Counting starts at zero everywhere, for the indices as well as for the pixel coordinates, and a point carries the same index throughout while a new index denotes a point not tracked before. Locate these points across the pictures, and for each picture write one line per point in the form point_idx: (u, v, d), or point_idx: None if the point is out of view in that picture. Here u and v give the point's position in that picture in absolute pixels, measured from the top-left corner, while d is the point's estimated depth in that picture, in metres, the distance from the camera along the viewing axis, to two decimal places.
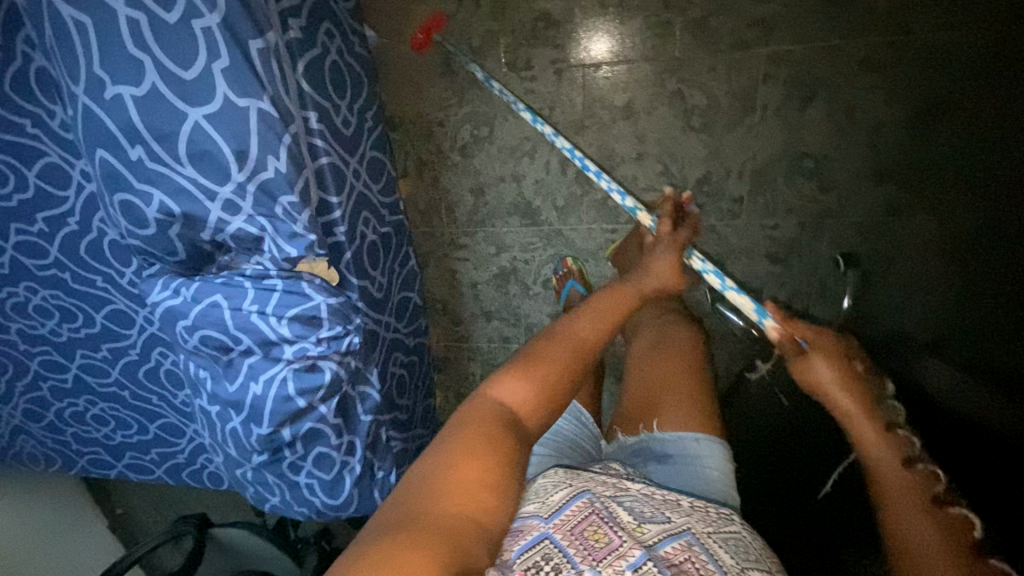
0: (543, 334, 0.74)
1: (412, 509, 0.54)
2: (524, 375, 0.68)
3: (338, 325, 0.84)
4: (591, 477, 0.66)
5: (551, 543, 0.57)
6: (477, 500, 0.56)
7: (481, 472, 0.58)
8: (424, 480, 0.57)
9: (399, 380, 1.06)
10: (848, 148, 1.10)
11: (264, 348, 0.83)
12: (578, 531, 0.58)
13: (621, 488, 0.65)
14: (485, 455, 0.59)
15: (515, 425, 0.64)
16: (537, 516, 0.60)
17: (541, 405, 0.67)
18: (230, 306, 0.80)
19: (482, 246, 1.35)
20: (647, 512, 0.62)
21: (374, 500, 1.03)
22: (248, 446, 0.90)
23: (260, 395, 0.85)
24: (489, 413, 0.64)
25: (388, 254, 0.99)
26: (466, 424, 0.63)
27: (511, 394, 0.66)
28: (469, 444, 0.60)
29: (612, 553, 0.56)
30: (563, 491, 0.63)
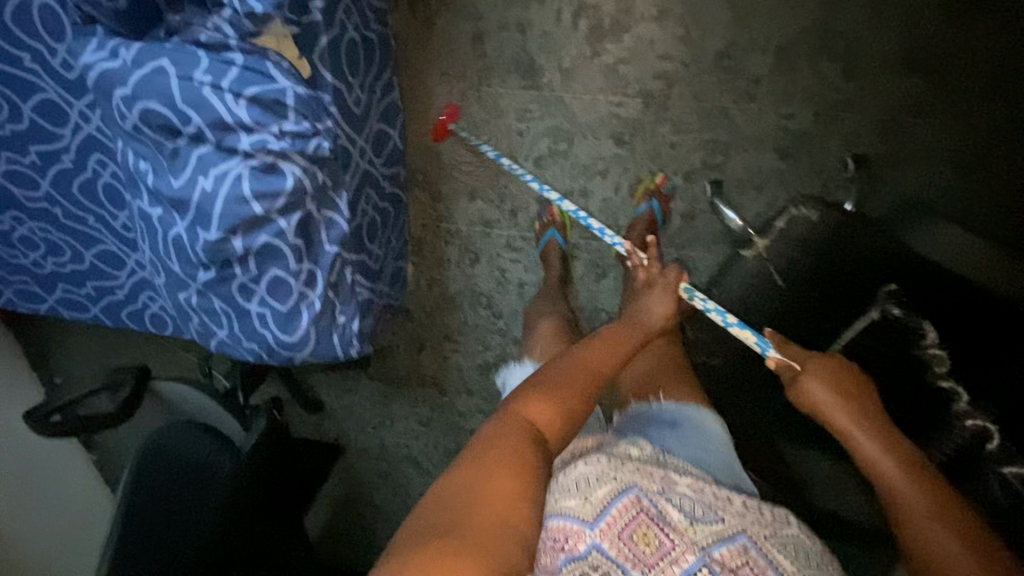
0: (570, 377, 0.77)
1: (445, 515, 0.56)
2: (547, 396, 0.73)
3: (306, 122, 0.74)
4: (636, 467, 0.72)
5: (600, 554, 0.66)
6: (511, 514, 0.58)
7: (509, 487, 0.60)
8: (453, 496, 0.58)
9: (371, 223, 0.97)
10: (882, 30, 1.04)
11: (216, 134, 0.71)
12: (628, 538, 0.67)
13: (668, 483, 0.72)
14: (518, 467, 0.62)
15: (541, 441, 0.68)
16: (580, 522, 0.68)
17: (562, 425, 0.72)
18: (177, 74, 0.68)
19: (476, 109, 1.22)
20: (697, 511, 0.70)
21: (333, 347, 0.94)
22: (193, 259, 0.80)
23: (209, 193, 0.74)
24: (522, 427, 0.68)
25: (371, 68, 0.88)
26: (503, 438, 0.65)
27: (536, 412, 0.71)
28: (502, 460, 0.62)
29: (664, 560, 0.66)
30: (608, 488, 0.70)
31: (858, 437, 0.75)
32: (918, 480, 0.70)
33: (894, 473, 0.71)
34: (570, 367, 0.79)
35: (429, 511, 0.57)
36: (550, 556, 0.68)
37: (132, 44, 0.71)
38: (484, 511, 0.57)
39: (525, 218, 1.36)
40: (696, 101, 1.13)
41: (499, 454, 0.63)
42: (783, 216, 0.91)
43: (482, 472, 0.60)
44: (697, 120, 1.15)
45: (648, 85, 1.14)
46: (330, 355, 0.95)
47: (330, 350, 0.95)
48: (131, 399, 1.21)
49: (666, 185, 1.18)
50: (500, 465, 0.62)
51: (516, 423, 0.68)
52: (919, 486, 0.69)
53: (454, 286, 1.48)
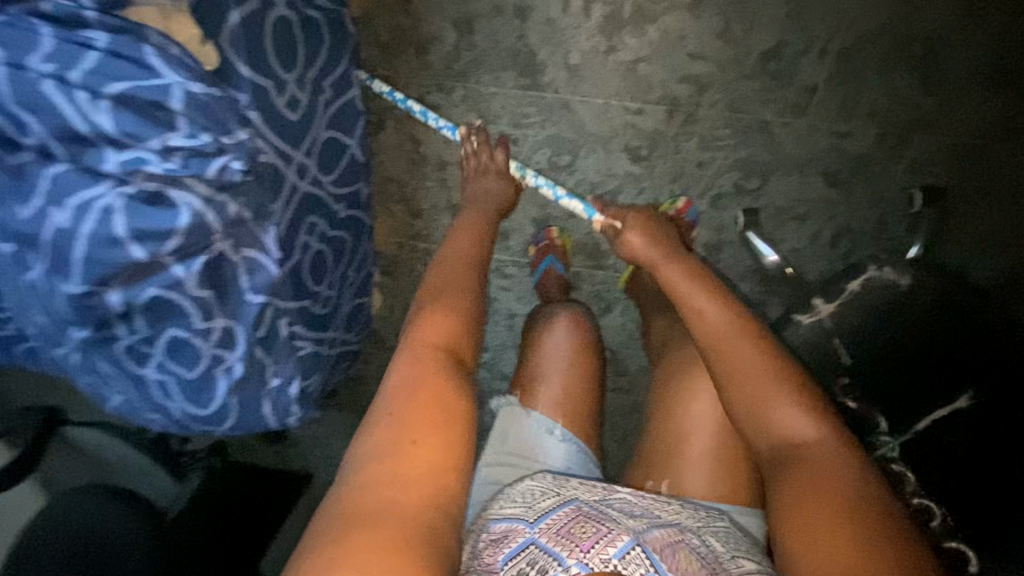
0: (460, 280, 0.70)
1: (365, 490, 0.49)
2: (449, 311, 0.65)
3: (206, 135, 0.52)
4: (581, 484, 0.62)
5: (537, 550, 0.52)
6: (440, 474, 0.51)
7: (434, 437, 0.53)
8: (367, 456, 0.51)
9: (318, 258, 0.75)
10: (972, 33, 0.82)
11: (72, 148, 0.49)
12: (563, 530, 0.53)
13: (610, 491, 0.61)
14: (437, 412, 0.55)
15: (456, 361, 0.61)
16: (520, 518, 0.56)
17: (466, 337, 0.64)
18: (5, 60, 0.46)
19: (461, 110, 1.00)
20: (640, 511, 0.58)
21: (262, 416, 0.73)
22: (58, 314, 0.58)
23: (68, 230, 0.52)
24: (434, 360, 0.59)
25: (314, 57, 0.66)
26: (417, 376, 0.57)
27: (436, 333, 0.62)
28: (419, 410, 0.54)
29: (600, 541, 0.52)
30: (553, 498, 0.58)
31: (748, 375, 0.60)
32: (807, 409, 0.57)
33: (769, 396, 0.58)
34: (448, 267, 0.72)
35: (350, 490, 0.49)
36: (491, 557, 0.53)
37: None
38: (403, 470, 0.50)
39: (517, 241, 1.15)
40: (731, 113, 0.92)
41: (417, 405, 0.55)
42: (862, 275, 0.69)
43: (398, 429, 0.52)
44: (731, 136, 0.93)
45: (674, 89, 0.92)
46: (260, 424, 0.74)
47: (258, 420, 0.74)
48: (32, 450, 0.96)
49: (688, 212, 0.96)
50: (429, 413, 0.54)
51: (422, 354, 0.60)
52: (811, 422, 0.57)
53: None
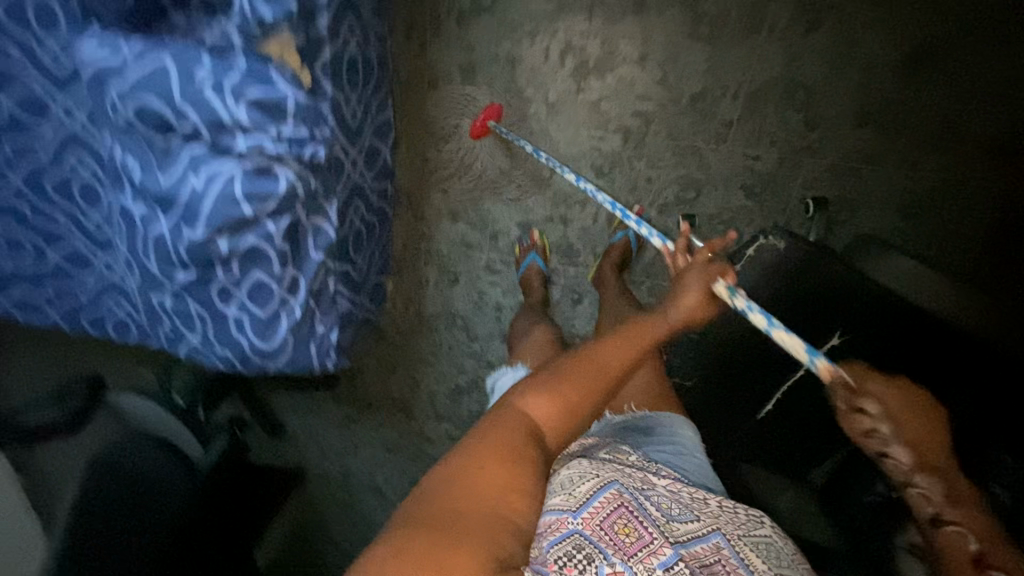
0: (583, 377, 0.68)
1: (443, 503, 0.56)
2: (555, 395, 0.67)
3: (304, 128, 0.75)
4: (615, 469, 0.74)
5: (582, 538, 0.64)
6: (504, 503, 0.58)
7: (503, 473, 0.59)
8: (450, 473, 0.59)
9: (357, 234, 0.97)
10: (841, 84, 1.12)
11: (213, 133, 0.72)
12: (609, 524, 0.65)
13: (646, 485, 0.73)
14: (508, 458, 0.60)
15: (538, 440, 0.64)
16: (564, 510, 0.67)
17: (561, 425, 0.66)
18: (179, 72, 0.69)
19: (462, 134, 1.27)
20: (674, 510, 0.70)
21: (308, 357, 0.92)
22: (174, 258, 0.79)
23: (199, 192, 0.73)
24: (516, 422, 0.64)
25: (368, 84, 0.90)
26: (498, 429, 0.63)
27: (535, 411, 0.66)
28: (491, 448, 0.61)
29: (643, 550, 0.64)
30: (591, 482, 0.70)
31: None
32: None
33: None
34: (577, 361, 0.70)
35: (428, 500, 0.57)
36: (541, 538, 0.65)
37: (124, 35, 0.70)
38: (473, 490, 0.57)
39: (506, 243, 1.38)
40: (672, 139, 1.21)
41: (488, 440, 0.62)
42: (754, 243, 0.96)
43: (472, 459, 0.60)
44: (672, 157, 1.22)
45: (629, 121, 1.21)
46: (304, 365, 0.93)
47: (304, 361, 0.93)
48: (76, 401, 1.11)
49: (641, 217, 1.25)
50: (496, 454, 0.60)
51: (511, 415, 0.66)
52: None
53: (430, 307, 1.48)
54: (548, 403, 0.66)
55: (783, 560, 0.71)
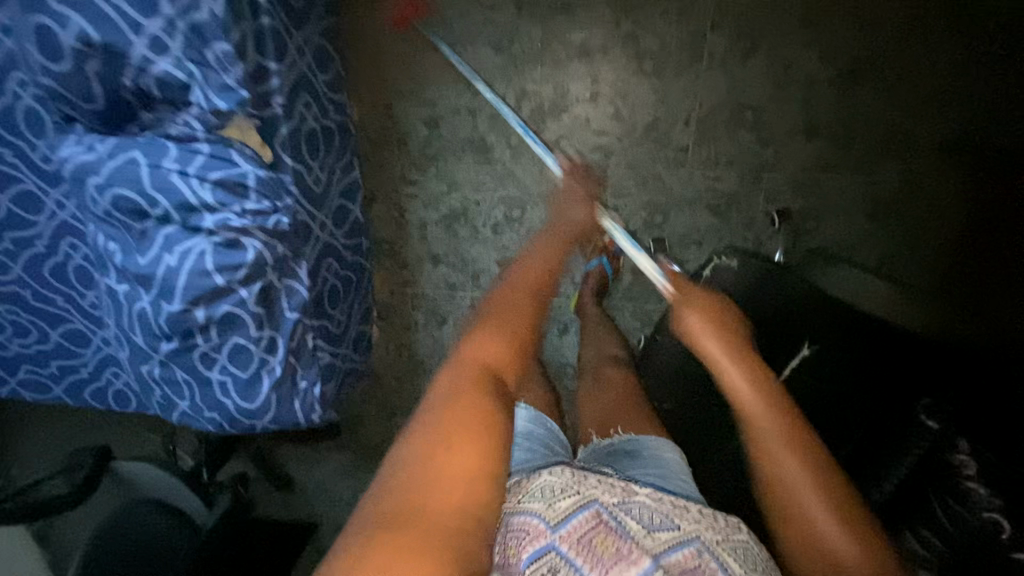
0: (519, 304, 0.76)
1: (405, 492, 0.55)
2: (499, 333, 0.72)
3: (266, 201, 0.80)
4: (599, 483, 0.71)
5: (557, 555, 0.63)
6: (472, 483, 0.57)
7: (466, 449, 0.59)
8: (411, 454, 0.58)
9: (333, 290, 1.02)
10: (787, 102, 1.16)
11: (183, 214, 0.77)
12: (586, 540, 0.64)
13: (628, 494, 0.70)
14: (470, 426, 0.60)
15: (494, 382, 0.67)
16: (543, 521, 0.65)
17: (510, 361, 0.70)
18: (148, 163, 0.75)
19: (434, 183, 1.33)
20: (657, 520, 0.68)
21: (293, 412, 0.97)
22: (156, 330, 0.84)
23: (174, 268, 0.79)
24: (473, 376, 0.66)
25: (330, 151, 0.97)
26: (456, 388, 0.64)
27: (487, 353, 0.69)
28: (454, 419, 0.61)
29: (620, 562, 0.62)
30: (573, 497, 0.68)
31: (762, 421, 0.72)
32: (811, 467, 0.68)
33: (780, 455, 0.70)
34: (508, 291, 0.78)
35: (390, 490, 0.56)
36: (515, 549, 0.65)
37: (97, 133, 0.77)
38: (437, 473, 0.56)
39: (487, 280, 1.42)
40: (633, 169, 1.25)
41: (451, 402, 0.62)
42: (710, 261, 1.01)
43: (438, 430, 0.60)
44: (636, 185, 1.26)
45: (589, 156, 1.26)
46: (291, 420, 0.97)
47: (290, 416, 0.97)
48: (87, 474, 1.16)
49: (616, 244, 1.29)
50: (461, 429, 0.60)
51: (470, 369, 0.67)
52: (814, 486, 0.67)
53: (421, 349, 1.53)
54: (497, 345, 0.69)
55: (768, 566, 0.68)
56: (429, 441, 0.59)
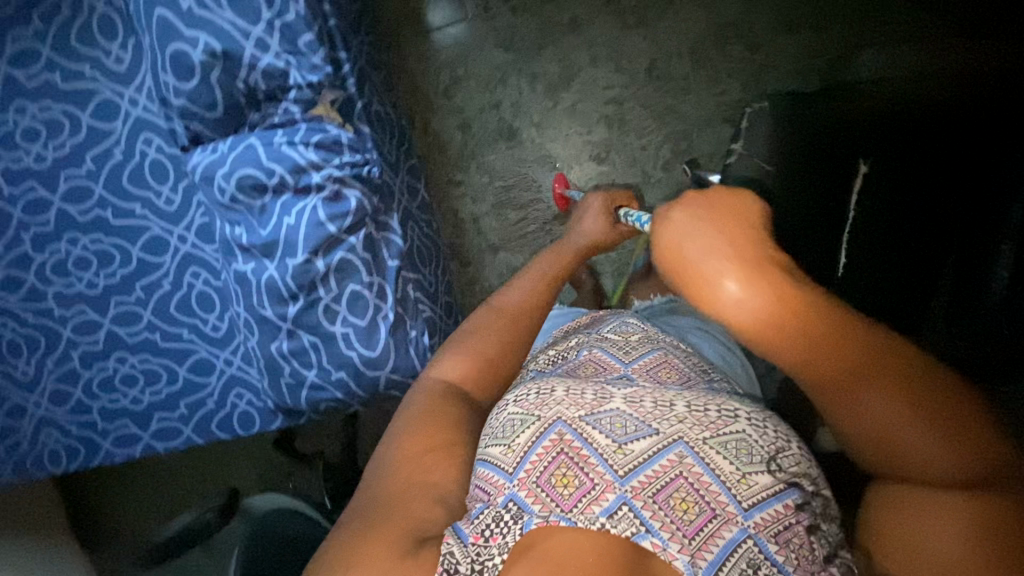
0: (489, 332, 0.94)
1: (384, 486, 0.75)
2: (465, 356, 0.91)
3: (357, 154, 0.95)
4: (561, 398, 0.76)
5: (515, 503, 0.69)
6: (431, 470, 0.76)
7: (427, 444, 0.78)
8: (386, 459, 0.78)
9: (420, 251, 1.13)
10: (760, 10, 1.32)
11: (295, 177, 0.92)
12: (545, 480, 0.69)
13: (599, 405, 0.75)
14: (432, 430, 0.80)
15: (457, 396, 0.86)
16: (502, 474, 0.72)
17: (477, 379, 0.89)
18: (263, 143, 0.92)
19: (477, 176, 1.49)
20: (627, 429, 0.72)
21: (411, 358, 1.02)
22: (284, 292, 0.94)
23: (293, 225, 0.92)
24: (438, 391, 0.87)
25: (393, 132, 1.13)
26: (421, 405, 0.85)
27: (452, 374, 0.89)
28: (420, 423, 0.81)
29: (585, 496, 0.68)
30: (530, 432, 0.73)
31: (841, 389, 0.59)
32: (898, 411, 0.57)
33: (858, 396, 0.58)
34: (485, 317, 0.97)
35: (374, 488, 0.76)
36: (472, 505, 0.73)
37: (219, 139, 0.95)
38: (404, 465, 0.76)
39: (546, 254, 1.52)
40: (647, 109, 1.40)
41: (418, 414, 0.83)
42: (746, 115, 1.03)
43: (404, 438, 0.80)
44: (653, 122, 1.40)
45: (605, 110, 1.41)
46: (410, 366, 1.02)
47: (408, 362, 1.02)
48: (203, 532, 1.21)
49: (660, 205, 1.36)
50: (427, 431, 0.80)
51: (432, 388, 0.88)
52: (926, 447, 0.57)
53: None
54: (460, 365, 0.89)
55: (756, 457, 0.70)
56: (401, 449, 0.78)
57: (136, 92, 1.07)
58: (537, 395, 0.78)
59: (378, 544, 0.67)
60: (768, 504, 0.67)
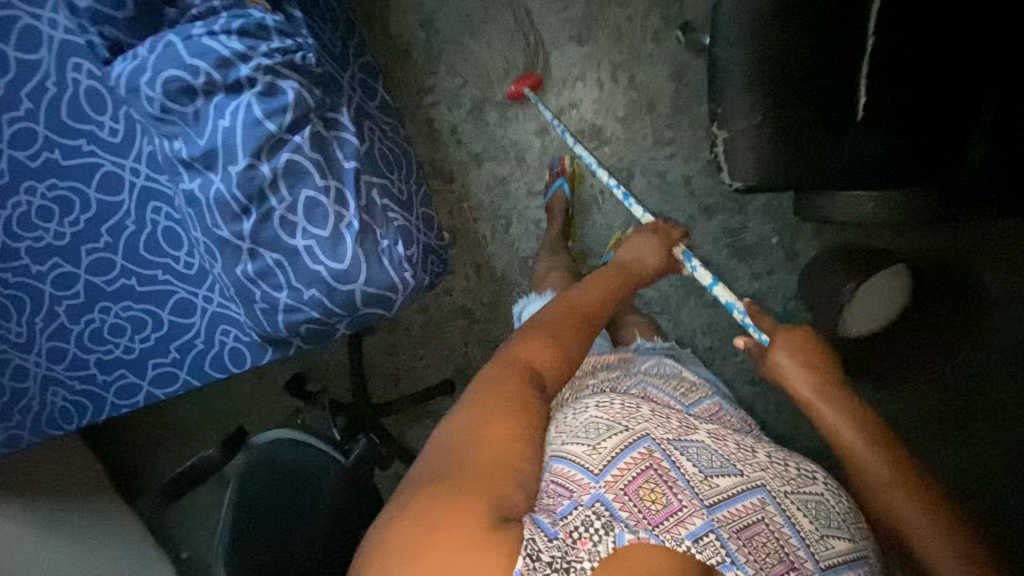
0: (569, 325, 0.84)
1: (454, 456, 0.66)
2: (544, 341, 0.81)
3: (287, 40, 0.85)
4: (649, 417, 0.74)
5: (602, 504, 0.64)
6: (507, 446, 0.68)
7: (504, 425, 0.69)
8: (455, 430, 0.69)
9: (383, 155, 1.03)
10: None
11: (221, 72, 0.82)
12: (633, 491, 0.66)
13: (682, 433, 0.74)
14: (508, 417, 0.70)
15: (537, 378, 0.77)
16: (586, 473, 0.67)
17: (557, 367, 0.80)
18: (181, 39, 0.82)
19: (448, 79, 1.39)
20: (713, 463, 0.72)
21: (386, 268, 0.94)
22: (234, 206, 0.87)
23: (229, 128, 0.83)
24: (518, 369, 0.77)
25: (337, 25, 1.04)
26: (496, 378, 0.75)
27: (531, 353, 0.79)
28: (495, 400, 0.72)
29: (671, 517, 0.66)
30: (617, 439, 0.70)
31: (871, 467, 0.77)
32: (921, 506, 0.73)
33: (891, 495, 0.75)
34: (563, 309, 0.88)
35: (443, 457, 0.67)
36: (553, 504, 0.66)
37: (138, 43, 0.86)
38: (475, 441, 0.67)
39: (534, 157, 1.41)
40: None
41: (487, 396, 0.73)
42: None
43: (479, 411, 0.71)
44: None
45: None
46: (384, 276, 0.94)
47: (383, 273, 0.94)
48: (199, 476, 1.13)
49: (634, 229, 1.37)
50: (498, 407, 0.71)
51: (510, 365, 0.77)
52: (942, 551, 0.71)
53: (499, 261, 1.49)
54: (544, 351, 0.80)
55: (832, 522, 0.73)
56: (468, 426, 0.69)
57: (52, 10, 0.98)
58: (621, 407, 0.75)
59: (460, 512, 0.60)
60: (839, 570, 0.70)
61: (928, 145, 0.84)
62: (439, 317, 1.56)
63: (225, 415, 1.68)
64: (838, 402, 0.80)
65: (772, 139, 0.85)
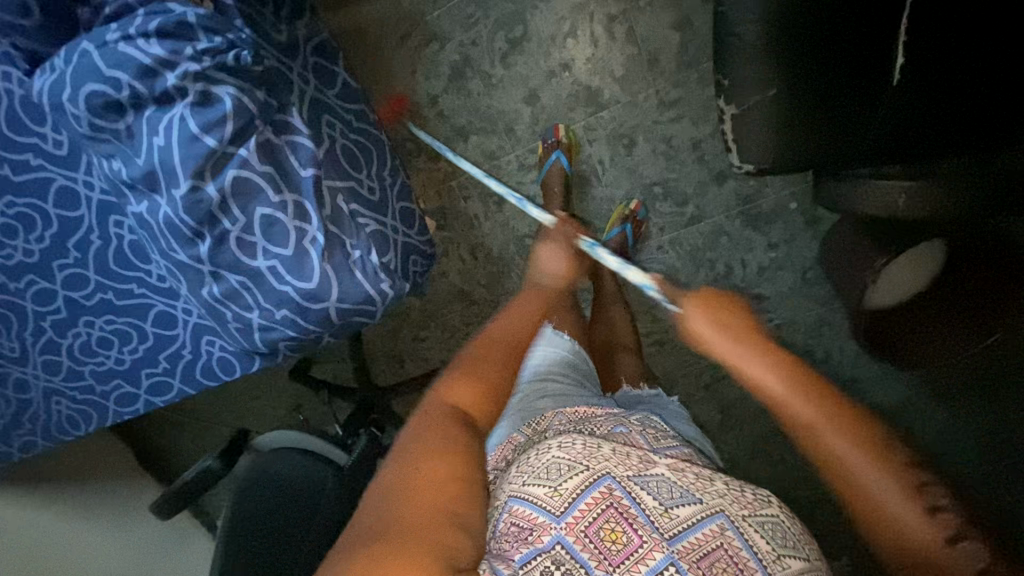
0: (498, 357, 0.75)
1: (383, 513, 0.57)
2: (473, 376, 0.72)
3: (217, 37, 0.74)
4: (612, 452, 0.62)
5: (562, 548, 0.56)
6: (444, 492, 0.59)
7: (441, 468, 0.61)
8: (385, 485, 0.60)
9: (348, 152, 0.94)
10: None
11: (147, 83, 0.72)
12: (593, 532, 0.57)
13: (645, 466, 0.62)
14: (444, 461, 0.61)
15: (468, 420, 0.67)
16: (546, 513, 0.58)
17: (488, 404, 0.71)
18: (95, 46, 0.72)
19: (424, 44, 1.27)
20: (675, 491, 0.60)
21: (358, 282, 0.86)
22: (184, 230, 0.79)
23: (165, 146, 0.74)
24: (445, 411, 0.67)
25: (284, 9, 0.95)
26: (426, 423, 0.66)
27: (458, 395, 0.70)
28: (426, 445, 0.63)
29: (630, 557, 0.56)
30: (581, 476, 0.60)
31: (799, 415, 0.62)
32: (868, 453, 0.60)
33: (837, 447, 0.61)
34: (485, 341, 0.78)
35: (371, 515, 0.58)
36: (512, 549, 0.59)
37: (57, 51, 0.77)
38: (408, 492, 0.59)
39: (524, 128, 1.27)
40: None
41: (419, 442, 0.63)
42: None
43: (408, 458, 0.62)
44: None
45: None
46: (357, 292, 0.87)
47: (355, 288, 0.86)
48: (205, 484, 1.14)
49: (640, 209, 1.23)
50: (434, 447, 0.62)
51: (438, 407, 0.68)
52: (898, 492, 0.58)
53: (495, 243, 1.39)
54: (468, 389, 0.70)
55: (792, 542, 0.61)
56: (397, 476, 0.60)
57: None
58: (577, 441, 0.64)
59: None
60: None
61: (978, 120, 0.73)
62: (436, 303, 1.48)
63: (236, 403, 1.68)
64: (753, 350, 0.65)
65: (797, 129, 0.72)
